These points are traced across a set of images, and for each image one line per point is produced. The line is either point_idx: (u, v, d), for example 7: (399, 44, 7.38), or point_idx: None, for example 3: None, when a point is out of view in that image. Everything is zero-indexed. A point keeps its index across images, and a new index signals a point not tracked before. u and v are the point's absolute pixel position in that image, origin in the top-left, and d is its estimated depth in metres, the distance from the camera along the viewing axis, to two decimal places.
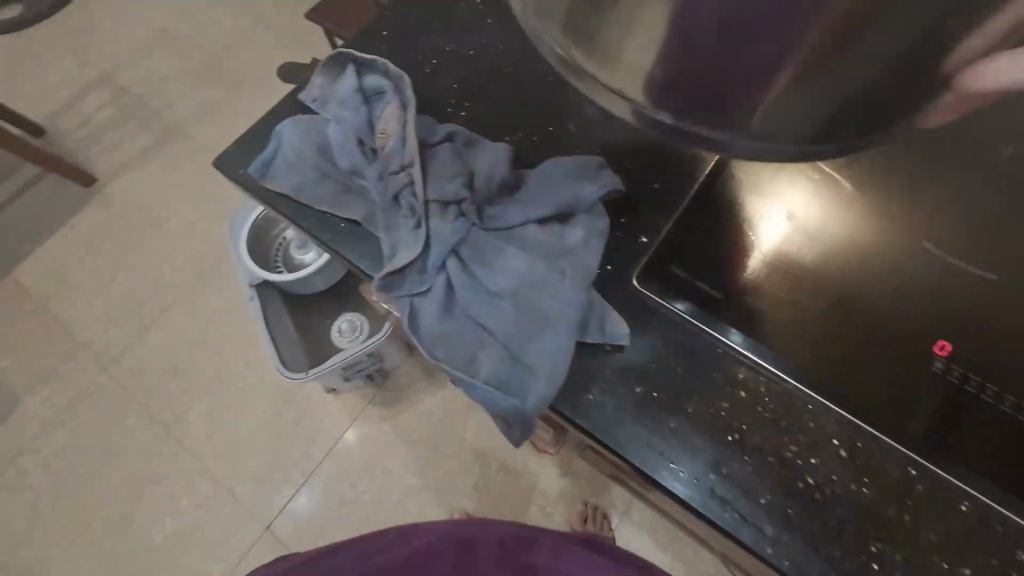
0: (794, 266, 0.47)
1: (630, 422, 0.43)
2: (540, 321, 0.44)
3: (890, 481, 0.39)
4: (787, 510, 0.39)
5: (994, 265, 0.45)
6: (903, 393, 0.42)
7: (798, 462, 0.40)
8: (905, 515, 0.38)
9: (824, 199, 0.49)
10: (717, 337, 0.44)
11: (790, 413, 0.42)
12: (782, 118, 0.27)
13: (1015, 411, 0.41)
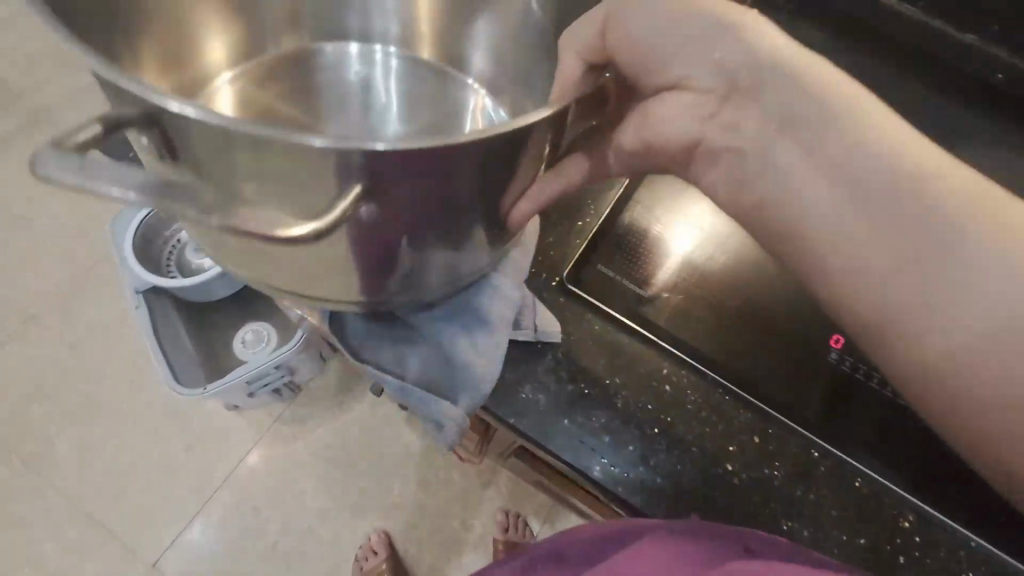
0: (706, 276, 0.50)
1: (562, 419, 0.43)
2: (471, 318, 0.43)
3: (797, 464, 0.43)
4: (710, 496, 0.41)
5: None
6: (802, 381, 0.47)
7: (718, 451, 0.42)
8: (810, 494, 0.42)
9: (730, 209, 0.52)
10: (643, 333, 0.46)
11: (709, 404, 0.44)
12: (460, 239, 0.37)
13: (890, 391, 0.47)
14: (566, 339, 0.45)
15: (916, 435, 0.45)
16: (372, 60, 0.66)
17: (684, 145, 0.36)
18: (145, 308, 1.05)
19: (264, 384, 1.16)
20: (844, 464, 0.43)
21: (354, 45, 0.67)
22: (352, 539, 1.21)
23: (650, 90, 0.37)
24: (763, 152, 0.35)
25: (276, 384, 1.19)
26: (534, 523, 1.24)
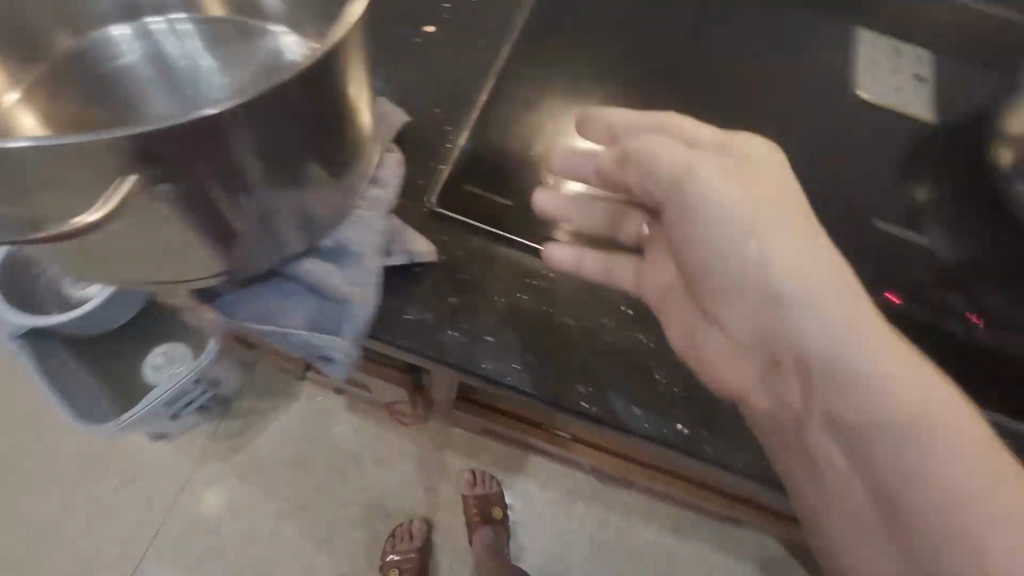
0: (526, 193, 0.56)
1: (442, 329, 0.50)
2: (342, 256, 0.48)
3: (640, 310, 0.49)
4: (586, 363, 0.51)
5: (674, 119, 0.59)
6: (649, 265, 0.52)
7: (588, 324, 0.52)
8: (667, 344, 0.52)
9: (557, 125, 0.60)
10: (503, 238, 0.54)
11: (576, 288, 0.52)
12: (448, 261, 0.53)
13: None
14: (421, 243, 0.51)
15: None
16: (146, 34, 0.58)
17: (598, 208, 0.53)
18: (25, 352, 0.93)
19: (187, 403, 1.10)
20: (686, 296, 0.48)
21: (114, 30, 0.57)
22: (320, 531, 1.23)
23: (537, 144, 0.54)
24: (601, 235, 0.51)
25: (198, 402, 1.11)
26: (496, 472, 1.28)
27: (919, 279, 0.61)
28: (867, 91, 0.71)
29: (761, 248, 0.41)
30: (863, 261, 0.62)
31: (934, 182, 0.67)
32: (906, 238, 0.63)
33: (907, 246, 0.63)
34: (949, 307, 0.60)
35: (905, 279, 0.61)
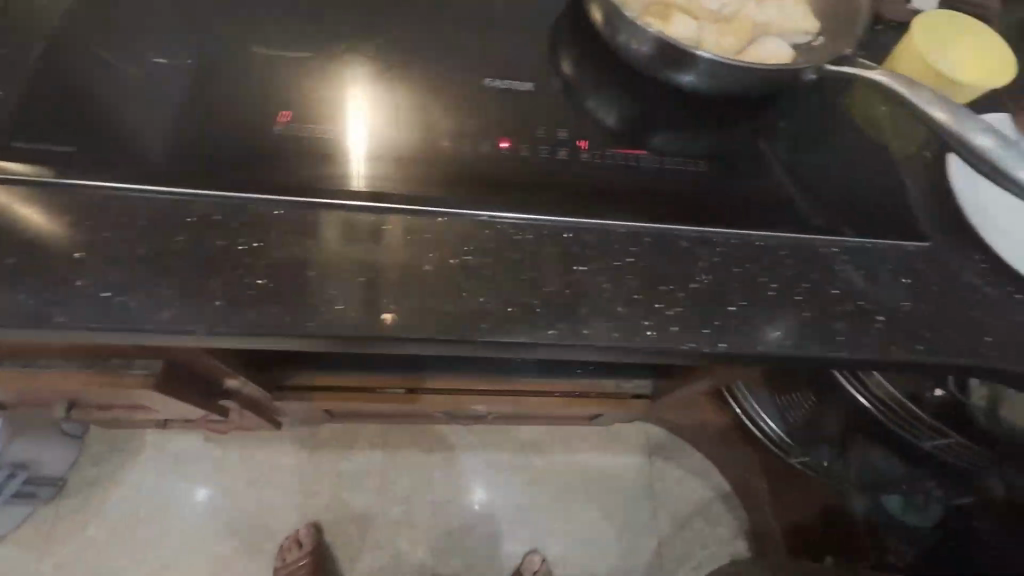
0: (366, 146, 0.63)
1: (273, 302, 0.54)
2: (155, 254, 0.55)
3: (421, 275, 0.56)
4: (434, 289, 0.56)
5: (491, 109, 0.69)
6: (465, 187, 0.62)
7: (423, 256, 0.57)
8: (500, 252, 0.58)
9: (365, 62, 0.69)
10: (315, 200, 0.59)
11: (401, 227, 0.59)
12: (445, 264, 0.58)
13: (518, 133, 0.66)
14: (222, 278, 0.55)
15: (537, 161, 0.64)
16: None
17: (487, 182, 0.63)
18: None
19: None
20: (465, 261, 0.58)
21: None
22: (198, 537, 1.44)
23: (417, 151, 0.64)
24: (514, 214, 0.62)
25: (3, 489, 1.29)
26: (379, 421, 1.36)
27: (625, 207, 0.63)
28: (488, 80, 0.72)
29: (482, 242, 0.59)
30: (566, 206, 0.62)
31: (610, 96, 0.73)
32: (590, 158, 0.67)
33: (602, 171, 0.66)
34: (668, 233, 0.61)
35: (615, 207, 0.63)
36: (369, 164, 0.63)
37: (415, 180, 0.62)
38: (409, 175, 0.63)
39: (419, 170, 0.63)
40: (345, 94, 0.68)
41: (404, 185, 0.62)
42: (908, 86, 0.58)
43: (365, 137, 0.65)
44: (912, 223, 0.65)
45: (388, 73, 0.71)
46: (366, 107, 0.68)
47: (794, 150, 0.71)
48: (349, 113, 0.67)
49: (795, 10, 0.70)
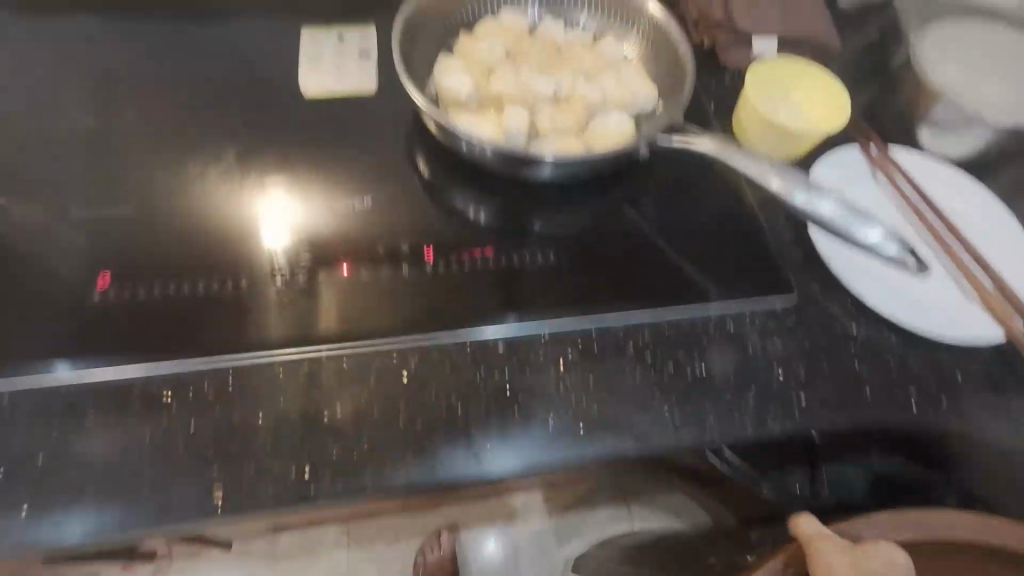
0: (214, 304, 0.55)
1: (67, 510, 0.45)
2: None
3: (247, 446, 0.48)
4: (273, 456, 0.48)
5: (366, 224, 0.62)
6: (307, 320, 0.55)
7: (253, 416, 0.50)
8: (352, 388, 0.52)
9: (222, 203, 0.62)
10: (119, 373, 0.51)
11: (227, 384, 0.51)
12: (362, 363, 0.53)
13: (381, 252, 0.60)
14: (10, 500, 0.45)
15: (392, 280, 0.58)
16: None
17: (367, 281, 0.58)
18: None
19: None
20: (307, 416, 0.50)
21: None
22: None
23: (294, 271, 0.58)
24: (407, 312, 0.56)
25: None
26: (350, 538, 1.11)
27: (481, 310, 0.57)
28: (325, 202, 0.63)
29: (321, 387, 0.52)
30: (415, 323, 0.56)
31: (464, 181, 0.68)
32: (441, 266, 0.60)
33: (456, 273, 0.59)
34: (526, 334, 0.56)
35: (469, 311, 0.57)
36: (187, 322, 0.54)
37: (231, 340, 0.53)
38: (224, 338, 0.53)
39: (243, 329, 0.54)
40: (168, 244, 0.59)
41: (227, 344, 0.53)
42: (727, 155, 0.59)
43: (289, 242, 0.60)
44: (775, 275, 0.62)
45: (201, 220, 0.61)
46: (294, 211, 0.62)
47: (657, 212, 0.67)
48: (269, 219, 0.61)
49: (635, 79, 0.71)
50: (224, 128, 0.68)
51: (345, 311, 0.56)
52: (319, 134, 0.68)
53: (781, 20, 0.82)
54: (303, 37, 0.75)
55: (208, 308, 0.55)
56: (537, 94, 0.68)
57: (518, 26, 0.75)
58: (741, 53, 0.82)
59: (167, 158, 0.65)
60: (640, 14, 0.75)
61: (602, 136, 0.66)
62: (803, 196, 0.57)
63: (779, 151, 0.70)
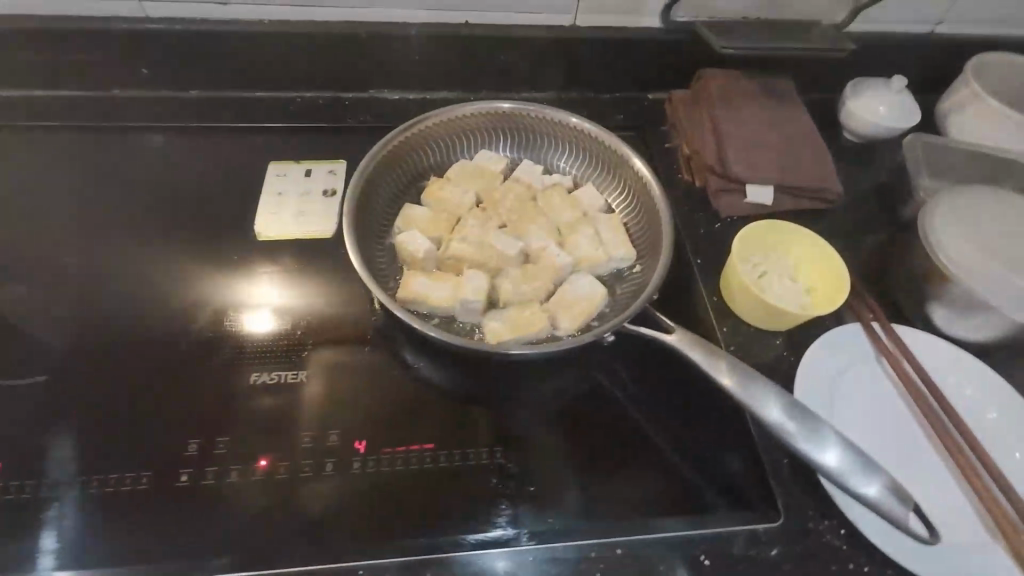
0: (121, 502, 0.53)
1: None
2: None
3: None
4: None
5: (296, 395, 0.59)
6: (223, 523, 0.52)
7: None
8: None
9: (149, 363, 0.60)
10: None
11: None
12: (309, 495, 0.53)
13: (307, 438, 0.56)
14: None
15: (317, 480, 0.54)
16: None
17: (296, 438, 0.56)
18: None
19: None
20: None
21: None
22: None
23: (215, 443, 0.56)
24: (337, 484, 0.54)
25: None
26: None
27: (409, 522, 0.53)
28: (256, 374, 0.60)
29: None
30: (330, 538, 0.52)
31: (417, 344, 0.63)
32: (370, 466, 0.55)
33: (391, 472, 0.55)
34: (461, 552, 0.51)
35: (396, 523, 0.53)
36: (82, 525, 0.51)
37: (131, 539, 0.51)
38: (115, 548, 0.50)
39: (137, 536, 0.51)
40: (81, 422, 0.56)
41: (120, 551, 0.50)
42: (706, 355, 0.55)
43: (275, 322, 0.63)
44: (739, 493, 0.57)
45: (122, 391, 0.58)
46: (282, 296, 0.65)
47: (632, 395, 0.62)
48: (262, 302, 0.64)
49: (611, 237, 0.66)
50: (171, 274, 0.66)
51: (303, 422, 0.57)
52: (259, 278, 0.66)
53: (779, 167, 0.75)
54: (267, 172, 0.75)
55: (158, 390, 0.58)
56: (501, 257, 0.63)
57: (492, 168, 0.71)
58: (733, 200, 0.75)
59: (108, 308, 0.63)
60: (620, 161, 0.70)
61: (569, 307, 0.61)
62: (784, 415, 0.51)
63: (756, 323, 0.66)
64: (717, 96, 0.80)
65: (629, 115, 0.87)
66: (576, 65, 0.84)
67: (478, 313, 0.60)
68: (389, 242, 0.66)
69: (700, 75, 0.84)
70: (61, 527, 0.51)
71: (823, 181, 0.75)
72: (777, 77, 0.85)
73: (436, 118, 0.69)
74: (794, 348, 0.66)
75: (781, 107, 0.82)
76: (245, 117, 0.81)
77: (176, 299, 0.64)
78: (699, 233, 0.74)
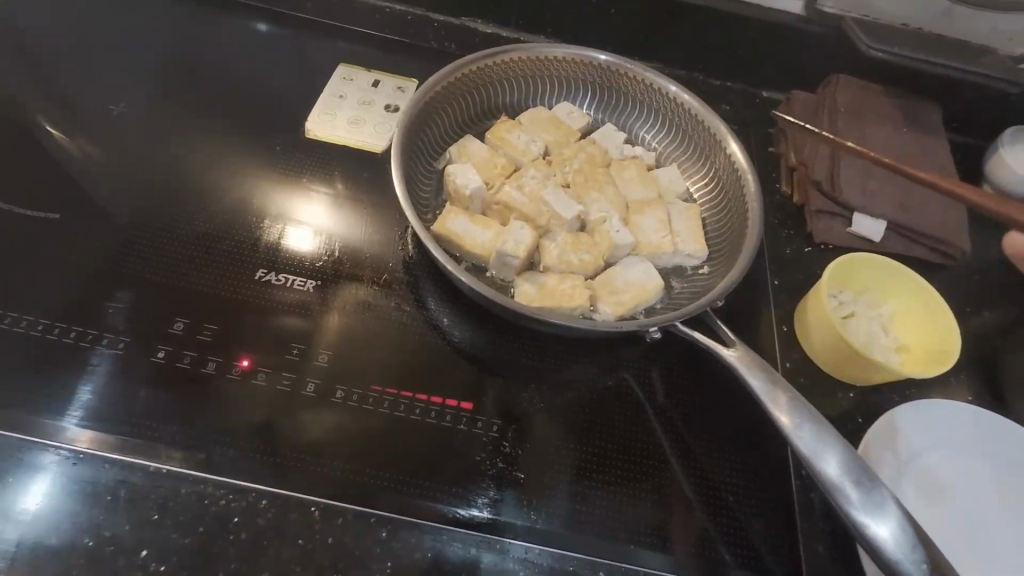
0: (88, 359, 0.49)
1: None
2: None
3: (17, 553, 0.41)
4: None
5: (298, 301, 0.54)
6: (189, 410, 0.47)
7: (77, 529, 0.42)
8: (201, 532, 0.43)
9: (165, 229, 0.57)
10: None
11: (61, 476, 0.44)
12: (287, 423, 0.48)
13: (297, 353, 0.51)
14: None
15: (294, 396, 0.49)
16: None
17: (285, 348, 0.51)
18: None
19: None
20: (103, 544, 0.42)
21: None
22: None
23: (204, 325, 0.52)
24: (317, 409, 0.49)
25: None
26: None
27: (379, 474, 0.47)
28: (263, 270, 0.55)
29: (141, 508, 0.43)
30: (291, 463, 0.46)
31: (441, 287, 0.58)
32: (354, 400, 0.50)
33: (376, 413, 0.49)
34: (438, 527, 0.45)
35: (366, 469, 0.47)
36: (44, 371, 0.48)
37: (87, 402, 0.47)
38: (69, 401, 0.47)
39: (83, 397, 0.47)
40: (81, 269, 0.53)
41: (71, 408, 0.46)
42: (767, 386, 0.45)
43: (308, 238, 0.58)
44: (757, 556, 0.48)
45: (127, 250, 0.55)
46: (321, 213, 0.60)
47: (662, 412, 0.53)
48: (306, 222, 0.59)
49: (683, 227, 0.58)
50: (216, 151, 0.64)
51: (303, 342, 0.52)
52: (297, 174, 0.63)
53: (899, 202, 0.64)
54: (334, 74, 0.70)
55: (167, 258, 0.55)
56: (555, 216, 0.56)
57: (571, 124, 0.64)
58: (833, 226, 0.64)
59: (145, 169, 0.61)
60: (715, 146, 0.61)
61: (615, 291, 0.53)
62: (854, 485, 0.42)
63: (829, 370, 0.56)
64: (844, 108, 0.70)
65: (736, 108, 0.77)
66: (692, 39, 0.75)
67: (513, 270, 0.53)
68: (438, 173, 0.60)
69: (829, 79, 0.73)
70: (23, 372, 0.47)
71: (947, 232, 0.64)
72: (923, 104, 0.73)
73: (525, 52, 0.62)
74: (863, 410, 0.55)
75: (916, 139, 0.70)
76: (332, 17, 0.77)
77: (211, 178, 0.61)
78: (784, 252, 0.64)
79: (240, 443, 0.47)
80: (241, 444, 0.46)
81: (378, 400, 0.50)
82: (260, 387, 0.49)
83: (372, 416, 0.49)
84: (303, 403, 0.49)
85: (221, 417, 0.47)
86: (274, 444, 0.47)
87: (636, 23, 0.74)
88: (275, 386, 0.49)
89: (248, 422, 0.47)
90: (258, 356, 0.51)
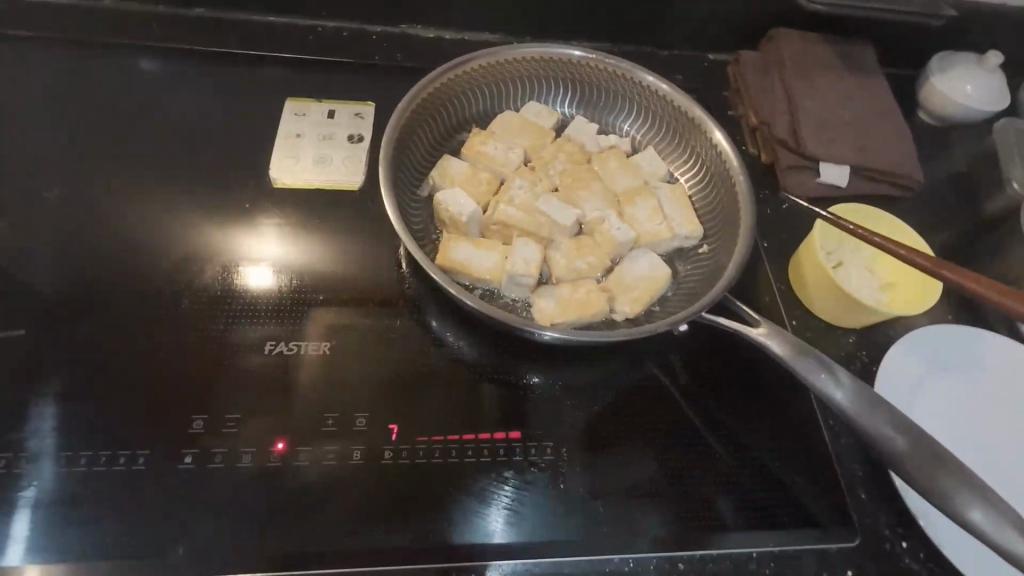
0: (109, 485, 0.45)
1: None
2: None
3: None
4: None
5: (312, 360, 0.52)
6: (237, 511, 0.45)
7: None
8: None
9: (148, 322, 0.52)
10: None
11: None
12: (343, 498, 0.46)
13: (331, 421, 0.49)
14: None
15: (342, 468, 0.47)
16: None
17: (317, 420, 0.49)
18: None
19: None
20: None
21: None
22: None
23: (226, 416, 0.48)
24: (368, 476, 0.47)
25: None
26: None
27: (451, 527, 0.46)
28: (270, 342, 0.52)
29: None
30: (358, 537, 0.45)
31: (457, 319, 0.56)
32: (405, 457, 0.48)
33: (430, 464, 0.48)
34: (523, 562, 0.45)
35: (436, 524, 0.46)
36: (62, 510, 0.43)
37: (124, 530, 0.43)
38: (104, 535, 0.43)
39: (116, 527, 0.43)
40: (68, 387, 0.48)
41: (108, 542, 0.43)
42: (803, 357, 0.47)
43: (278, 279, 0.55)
44: (814, 509, 0.51)
45: (113, 355, 0.50)
46: (279, 250, 0.57)
47: (698, 396, 0.55)
48: (261, 258, 0.56)
49: (674, 210, 0.59)
50: (172, 216, 0.58)
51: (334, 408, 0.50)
52: (270, 223, 0.58)
53: (857, 146, 0.68)
54: (282, 111, 0.66)
55: (161, 353, 0.51)
56: (555, 225, 0.55)
57: (543, 124, 0.63)
58: (804, 179, 0.67)
59: (99, 256, 0.55)
60: (691, 125, 0.62)
61: (629, 288, 0.54)
62: (900, 434, 0.44)
63: (830, 318, 0.60)
64: (792, 62, 0.72)
65: (689, 76, 0.78)
66: (635, 13, 0.75)
67: (529, 288, 0.53)
68: (424, 201, 0.58)
69: (771, 36, 0.75)
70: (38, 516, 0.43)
71: (903, 165, 0.68)
72: (857, 45, 0.76)
73: (484, 59, 0.60)
74: (866, 349, 0.60)
75: (859, 81, 0.74)
76: (257, 44, 0.71)
77: (178, 252, 0.56)
78: (765, 213, 0.67)
79: (301, 530, 0.45)
80: (303, 531, 0.45)
81: (427, 450, 0.49)
82: (304, 468, 0.47)
83: (426, 468, 0.48)
84: (352, 474, 0.47)
85: (273, 509, 0.45)
86: (336, 522, 0.45)
87: (578, 6, 0.73)
88: (320, 462, 0.47)
89: (302, 505, 0.45)
90: (293, 435, 0.48)
